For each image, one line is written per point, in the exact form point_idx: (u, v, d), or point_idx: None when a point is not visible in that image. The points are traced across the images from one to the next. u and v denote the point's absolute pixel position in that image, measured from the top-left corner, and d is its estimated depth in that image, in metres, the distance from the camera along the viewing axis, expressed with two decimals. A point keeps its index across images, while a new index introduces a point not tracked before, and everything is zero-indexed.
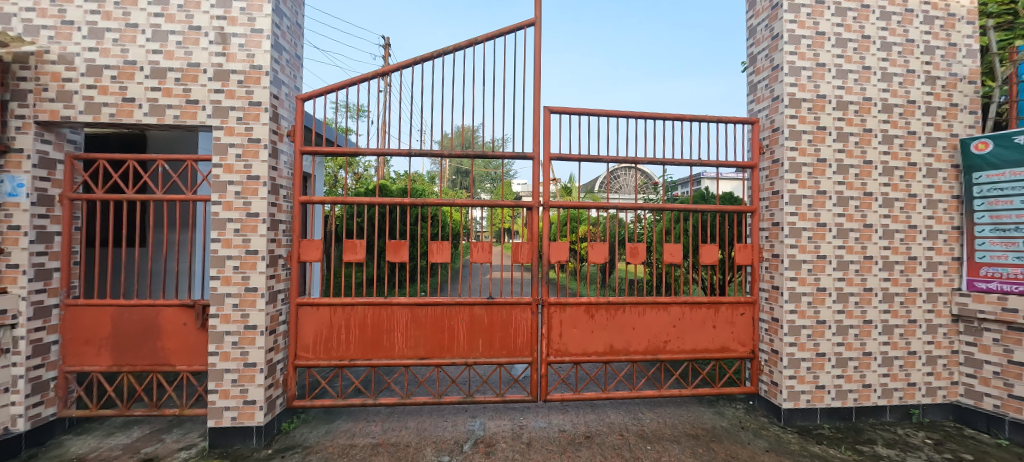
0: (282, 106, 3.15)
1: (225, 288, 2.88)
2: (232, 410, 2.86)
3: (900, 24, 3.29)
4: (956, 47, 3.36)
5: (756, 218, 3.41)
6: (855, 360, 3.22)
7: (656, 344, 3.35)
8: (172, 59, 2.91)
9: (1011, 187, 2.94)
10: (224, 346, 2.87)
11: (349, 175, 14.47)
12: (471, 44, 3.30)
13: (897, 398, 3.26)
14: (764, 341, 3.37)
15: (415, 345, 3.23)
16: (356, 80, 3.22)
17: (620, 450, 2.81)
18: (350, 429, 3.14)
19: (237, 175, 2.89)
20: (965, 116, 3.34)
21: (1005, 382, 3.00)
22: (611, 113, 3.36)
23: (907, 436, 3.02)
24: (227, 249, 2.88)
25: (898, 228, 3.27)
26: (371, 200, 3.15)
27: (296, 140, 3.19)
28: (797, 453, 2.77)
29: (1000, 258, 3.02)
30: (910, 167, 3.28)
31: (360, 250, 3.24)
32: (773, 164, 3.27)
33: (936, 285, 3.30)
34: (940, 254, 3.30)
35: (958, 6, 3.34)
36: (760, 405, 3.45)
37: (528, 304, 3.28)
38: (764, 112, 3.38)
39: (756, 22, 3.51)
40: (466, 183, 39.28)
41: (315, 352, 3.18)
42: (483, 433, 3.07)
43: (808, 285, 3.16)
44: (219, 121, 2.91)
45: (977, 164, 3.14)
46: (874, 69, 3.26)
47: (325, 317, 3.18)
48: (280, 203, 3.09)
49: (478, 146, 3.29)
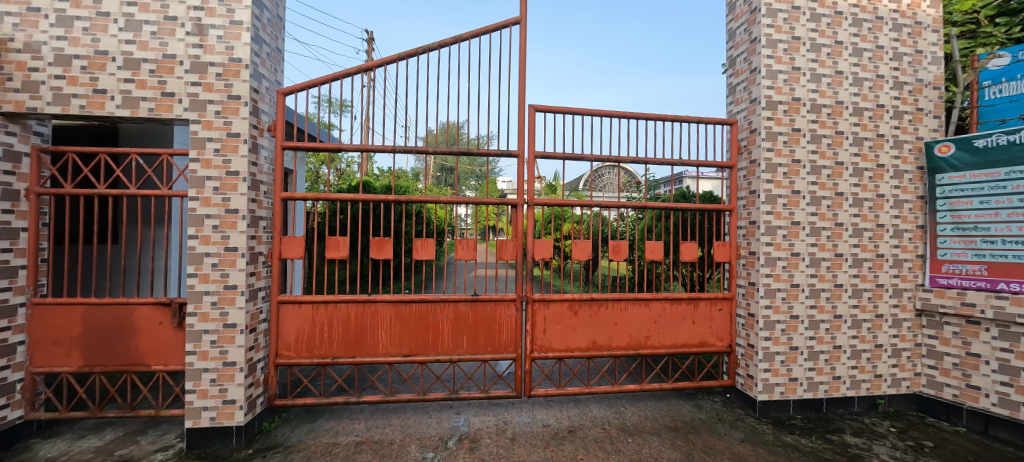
0: (263, 100, 3.08)
1: (203, 286, 2.82)
2: (210, 410, 2.81)
3: (871, 31, 3.42)
4: (923, 54, 3.50)
5: (734, 217, 3.52)
6: (826, 353, 3.34)
7: (638, 340, 3.43)
8: (146, 50, 2.82)
9: (972, 188, 3.11)
10: (202, 346, 2.82)
11: (332, 172, 15.10)
12: (456, 41, 3.30)
13: (866, 390, 3.41)
14: (741, 336, 3.47)
15: (399, 343, 3.22)
16: (339, 75, 3.19)
17: (602, 443, 2.87)
18: (334, 427, 3.12)
19: (215, 170, 2.83)
20: (930, 120, 3.50)
21: (964, 372, 3.19)
22: (595, 112, 3.40)
23: (873, 425, 3.18)
24: (206, 246, 2.82)
25: (867, 227, 3.40)
26: (354, 196, 3.12)
27: (277, 135, 3.15)
28: (771, 443, 2.88)
29: (960, 255, 3.19)
30: (879, 168, 3.42)
31: (343, 247, 3.20)
32: (750, 164, 3.37)
33: (901, 281, 3.45)
34: (905, 252, 3.46)
35: (925, 14, 3.50)
36: (737, 398, 3.55)
37: (512, 301, 3.31)
38: (742, 113, 3.48)
39: (736, 25, 3.60)
40: (451, 180, 39.07)
41: (298, 351, 3.15)
42: (467, 429, 3.09)
43: (782, 281, 3.27)
44: (196, 114, 2.84)
45: (940, 166, 3.31)
46: (847, 74, 3.38)
47: (308, 315, 3.15)
48: (260, 199, 3.03)
49: (464, 144, 3.26)
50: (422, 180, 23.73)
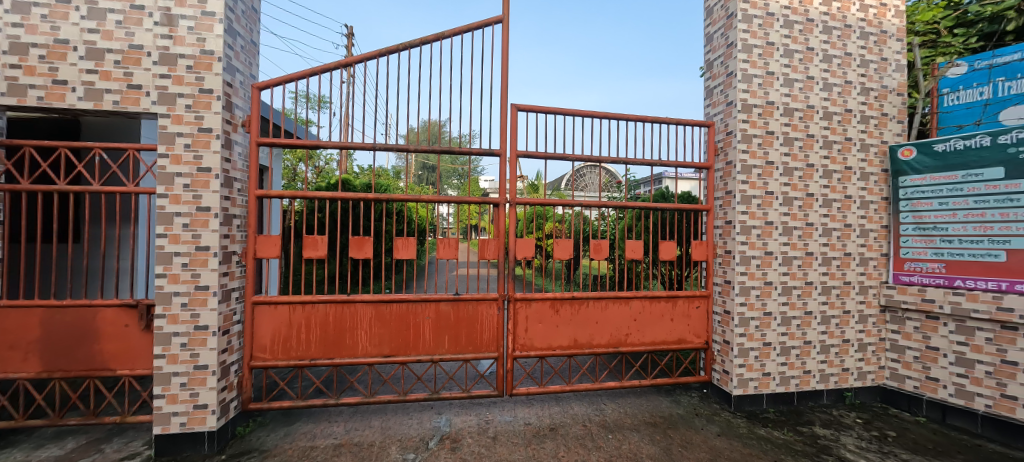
0: (237, 94, 2.98)
1: (173, 286, 2.71)
2: (181, 415, 2.72)
3: (840, 38, 3.55)
4: (888, 62, 3.66)
5: (711, 217, 3.60)
6: (797, 348, 3.46)
7: (618, 337, 3.48)
8: (110, 40, 2.69)
9: (932, 190, 3.28)
10: (171, 349, 2.71)
11: (310, 169, 14.79)
12: (438, 38, 3.27)
13: (834, 383, 3.55)
14: (717, 333, 3.56)
15: (379, 343, 3.17)
16: (317, 70, 3.12)
17: (582, 440, 2.90)
18: (311, 430, 3.05)
19: (186, 166, 2.73)
20: (894, 125, 3.66)
21: (924, 365, 3.36)
22: (577, 113, 3.42)
23: (841, 416, 3.32)
24: (175, 245, 2.72)
25: (836, 227, 3.54)
26: (333, 194, 3.05)
27: (252, 131, 3.05)
28: (745, 436, 2.97)
29: (921, 254, 3.36)
30: (847, 170, 3.56)
31: (321, 246, 3.12)
32: (726, 165, 3.46)
33: (867, 278, 3.61)
34: (871, 251, 3.61)
35: (890, 24, 3.66)
36: (713, 393, 3.64)
37: (494, 300, 3.31)
38: (719, 115, 3.57)
39: (713, 30, 3.68)
40: (433, 178, 38.76)
41: (274, 353, 3.07)
42: (449, 429, 3.07)
43: (756, 279, 3.37)
44: (165, 108, 2.73)
45: (903, 169, 3.47)
46: (817, 79, 3.51)
47: (284, 316, 3.07)
48: (234, 197, 2.93)
49: (446, 142, 3.23)
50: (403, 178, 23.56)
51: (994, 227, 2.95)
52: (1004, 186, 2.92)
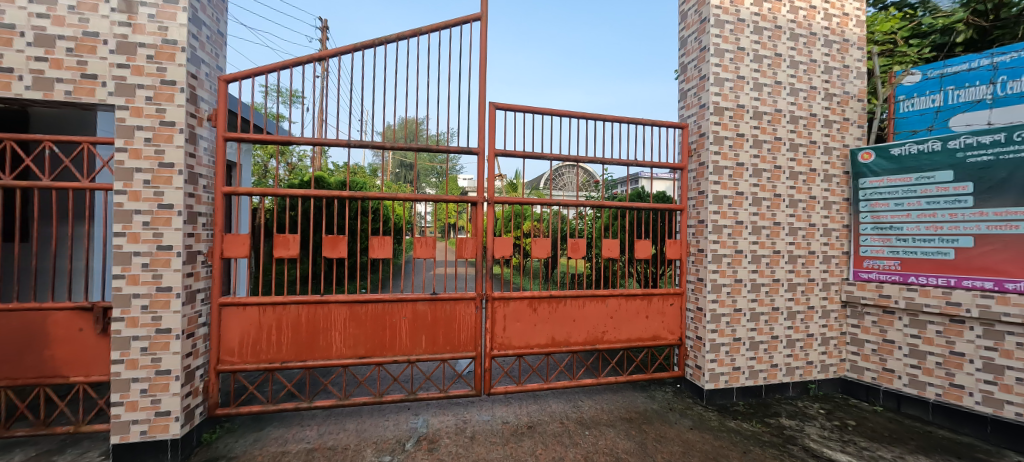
0: (202, 87, 2.85)
1: (132, 288, 2.58)
2: (141, 423, 2.58)
3: (805, 45, 3.70)
4: (849, 69, 3.83)
5: (685, 216, 3.69)
6: (765, 343, 3.60)
7: (595, 335, 3.53)
8: (62, 26, 2.53)
9: (889, 191, 3.46)
10: (130, 353, 2.57)
11: (281, 166, 14.35)
12: (415, 34, 3.22)
13: (799, 375, 3.71)
14: (690, 329, 3.66)
15: (354, 344, 3.11)
16: (289, 64, 3.02)
17: (560, 437, 2.92)
18: (282, 435, 2.95)
19: (146, 161, 2.59)
20: (855, 129, 3.85)
21: (880, 357, 3.56)
22: (554, 112, 3.45)
23: (805, 407, 3.47)
24: (134, 244, 2.57)
25: (801, 226, 3.69)
26: (305, 192, 2.95)
27: (219, 125, 2.92)
28: (717, 429, 3.07)
29: (878, 252, 3.54)
30: (811, 172, 3.72)
31: (293, 245, 3.02)
32: (699, 166, 3.55)
33: (830, 276, 3.78)
34: (833, 249, 3.78)
35: (852, 33, 3.84)
36: (686, 388, 3.73)
37: (471, 299, 3.29)
38: (692, 117, 3.66)
39: (687, 33, 3.77)
40: (411, 176, 38.29)
41: (242, 356, 2.96)
42: (426, 430, 3.04)
43: (727, 277, 3.48)
44: (123, 100, 2.58)
45: (863, 172, 3.65)
46: (784, 84, 3.65)
47: (253, 317, 2.97)
48: (199, 194, 2.80)
49: (423, 140, 3.18)
50: (379, 176, 23.04)
51: (943, 227, 3.15)
52: (952, 188, 3.12)
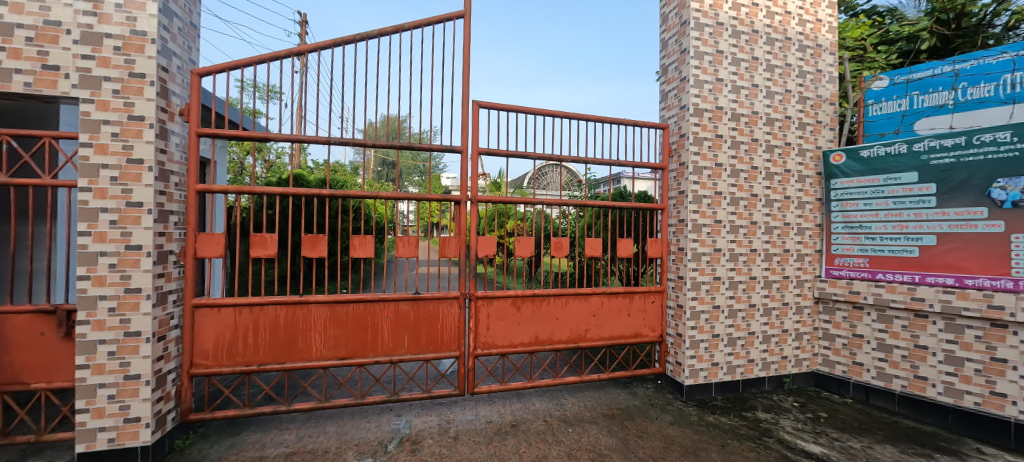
0: (173, 80, 2.74)
1: (98, 289, 2.47)
2: (109, 430, 2.48)
3: (781, 50, 3.81)
4: (822, 73, 3.97)
5: (665, 215, 3.76)
6: (742, 338, 3.70)
7: (578, 333, 3.56)
8: (20, 14, 2.40)
9: (859, 192, 3.60)
10: (97, 358, 2.47)
11: (258, 163, 13.97)
12: (397, 30, 3.18)
13: (774, 370, 3.83)
14: (671, 326, 3.73)
15: (335, 345, 3.05)
16: (266, 58, 2.94)
17: (543, 435, 2.94)
18: (260, 439, 2.88)
19: (113, 157, 2.48)
20: (828, 132, 3.98)
21: (850, 351, 3.71)
22: (538, 111, 3.46)
23: (780, 401, 3.58)
24: (100, 244, 2.47)
25: (776, 225, 3.80)
26: (282, 189, 2.86)
27: (191, 120, 2.82)
28: (696, 423, 3.14)
29: (849, 250, 3.68)
30: (786, 173, 3.84)
31: (271, 245, 2.94)
32: (679, 166, 3.62)
33: (803, 273, 3.91)
34: (806, 247, 3.91)
35: (825, 39, 3.97)
36: (667, 384, 3.81)
37: (455, 298, 3.28)
38: (673, 118, 3.73)
39: (667, 36, 3.84)
40: (393, 174, 37.85)
41: (217, 359, 2.87)
42: (409, 431, 3.01)
43: (706, 275, 3.56)
44: (88, 93, 2.47)
45: (835, 173, 3.78)
46: (761, 87, 3.75)
47: (229, 319, 2.88)
48: (170, 191, 2.70)
49: (405, 138, 3.14)
50: (361, 174, 22.69)
51: (909, 226, 3.30)
52: (917, 189, 3.27)
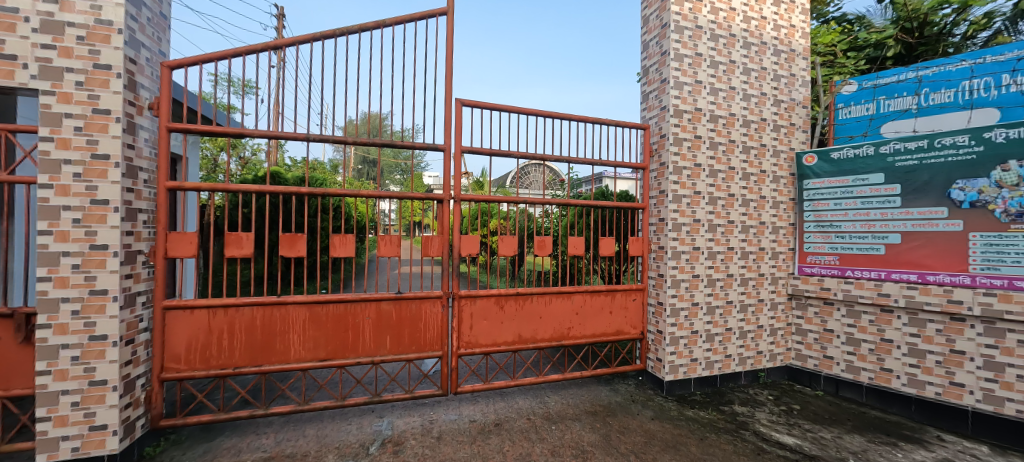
0: (142, 72, 2.63)
1: (61, 291, 2.35)
2: (73, 438, 2.37)
3: (757, 54, 3.93)
4: (795, 77, 4.10)
5: (646, 214, 3.83)
6: (720, 334, 3.79)
7: (561, 331, 3.59)
8: None
9: (829, 192, 3.74)
10: (60, 363, 2.35)
11: (233, 160, 13.54)
12: (378, 26, 3.14)
13: (750, 365, 3.94)
14: (651, 323, 3.80)
15: (314, 347, 2.99)
16: (241, 51, 2.85)
17: (527, 433, 2.96)
18: (236, 445, 2.80)
19: (76, 152, 2.37)
20: (801, 134, 4.12)
21: (821, 345, 3.85)
22: (521, 110, 3.47)
23: (756, 394, 3.70)
24: (63, 243, 2.35)
25: (752, 224, 3.92)
26: (258, 187, 2.78)
27: (162, 114, 2.72)
28: (676, 418, 3.21)
29: (820, 248, 3.82)
30: (761, 173, 3.96)
31: (247, 244, 2.86)
32: (659, 166, 3.69)
33: (778, 270, 4.03)
34: (781, 245, 4.04)
35: (798, 44, 4.11)
36: (647, 380, 3.88)
37: (438, 297, 3.26)
38: (654, 119, 3.80)
39: (649, 38, 3.90)
40: (375, 173, 37.27)
41: (190, 363, 2.78)
42: (391, 432, 2.98)
43: (686, 272, 3.64)
44: (49, 84, 2.35)
45: (808, 173, 3.92)
46: (738, 90, 3.85)
47: (202, 321, 2.79)
48: (138, 189, 2.59)
49: (387, 135, 3.09)
50: (341, 173, 22.28)
51: (876, 225, 3.45)
52: (883, 189, 3.42)
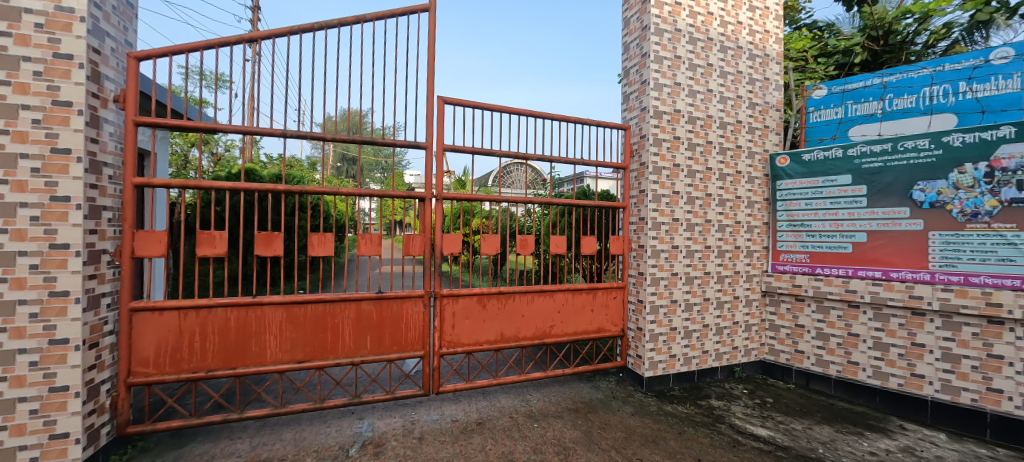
0: (106, 63, 2.52)
1: (17, 293, 2.22)
2: (31, 448, 2.24)
3: (733, 57, 4.04)
4: (769, 81, 4.24)
5: (627, 213, 3.90)
6: (697, 331, 3.89)
7: (543, 329, 3.61)
8: None
9: (801, 193, 3.89)
10: (17, 369, 2.23)
11: (205, 155, 13.07)
12: (358, 21, 3.08)
13: (726, 360, 4.06)
14: (632, 320, 3.87)
15: (292, 348, 2.93)
16: (214, 44, 2.76)
17: (509, 431, 2.97)
18: (209, 450, 2.72)
19: (34, 146, 2.25)
20: (774, 136, 4.26)
21: (793, 340, 4.00)
22: (503, 108, 3.47)
23: (732, 389, 3.81)
24: (19, 243, 2.23)
25: (728, 223, 4.03)
26: (232, 184, 2.70)
27: (127, 107, 2.61)
28: (655, 413, 3.28)
29: (792, 247, 3.96)
30: (737, 174, 4.07)
31: (220, 243, 2.77)
32: (639, 166, 3.76)
33: (753, 268, 4.16)
34: (755, 244, 4.16)
35: (772, 49, 4.25)
36: (628, 376, 3.95)
37: (419, 297, 3.23)
38: (634, 120, 3.86)
39: (629, 39, 3.96)
40: (355, 170, 36.57)
41: (159, 366, 2.68)
42: (371, 434, 2.94)
43: (665, 270, 3.72)
44: (3, 74, 2.22)
45: (781, 174, 4.06)
46: (715, 92, 3.96)
47: (173, 323, 2.70)
48: (103, 185, 2.48)
49: (367, 132, 3.04)
50: (319, 171, 21.81)
51: (844, 224, 3.60)
52: (850, 190, 3.58)
